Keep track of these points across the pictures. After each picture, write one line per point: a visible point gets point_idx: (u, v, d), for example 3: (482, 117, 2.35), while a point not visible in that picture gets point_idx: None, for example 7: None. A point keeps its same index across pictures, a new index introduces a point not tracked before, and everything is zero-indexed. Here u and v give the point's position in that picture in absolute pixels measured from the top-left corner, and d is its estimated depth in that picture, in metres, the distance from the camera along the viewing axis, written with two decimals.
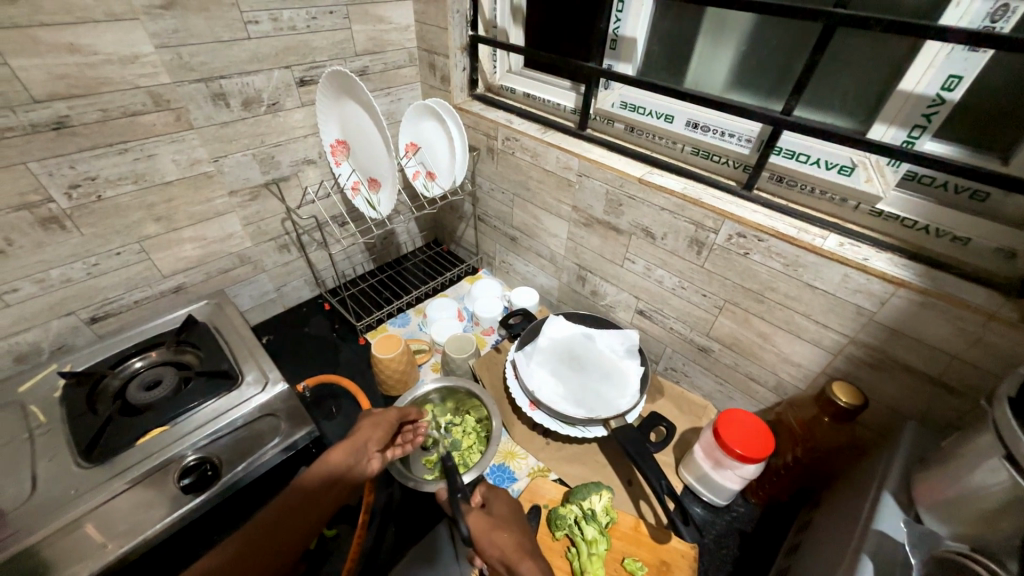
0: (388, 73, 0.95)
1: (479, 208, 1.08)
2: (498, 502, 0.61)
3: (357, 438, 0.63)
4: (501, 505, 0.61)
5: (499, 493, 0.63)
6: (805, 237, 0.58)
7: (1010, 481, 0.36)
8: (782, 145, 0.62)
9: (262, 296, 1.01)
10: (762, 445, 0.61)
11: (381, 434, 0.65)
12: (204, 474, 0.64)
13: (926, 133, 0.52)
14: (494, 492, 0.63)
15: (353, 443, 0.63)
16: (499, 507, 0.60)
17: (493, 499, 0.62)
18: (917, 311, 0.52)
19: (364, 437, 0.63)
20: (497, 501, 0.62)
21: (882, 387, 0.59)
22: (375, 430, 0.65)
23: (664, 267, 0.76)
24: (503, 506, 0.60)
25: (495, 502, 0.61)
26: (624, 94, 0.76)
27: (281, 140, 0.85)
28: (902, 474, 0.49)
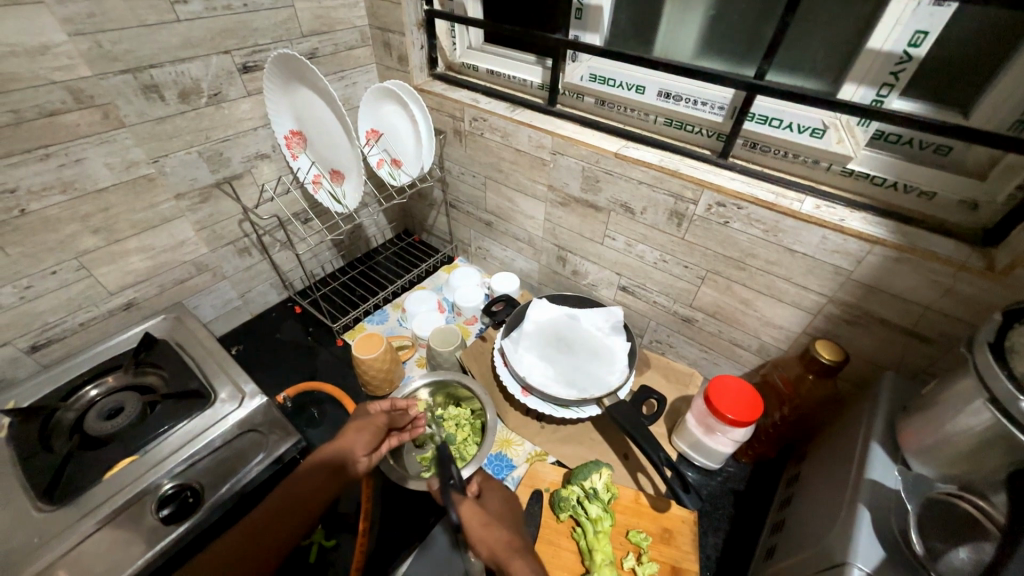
0: (340, 55, 0.88)
1: (450, 193, 1.04)
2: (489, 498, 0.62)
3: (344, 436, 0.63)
4: (492, 501, 0.61)
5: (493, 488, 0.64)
6: (783, 201, 0.58)
7: (992, 421, 0.38)
8: (755, 111, 0.61)
9: (225, 305, 0.94)
10: (752, 409, 0.63)
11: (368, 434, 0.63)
12: (185, 502, 0.59)
13: (894, 91, 0.53)
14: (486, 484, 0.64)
15: (348, 440, 0.62)
16: (491, 501, 0.61)
17: (486, 495, 0.62)
18: (892, 267, 0.54)
19: (353, 434, 0.63)
20: (489, 495, 0.62)
21: (859, 341, 0.62)
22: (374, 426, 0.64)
23: (645, 242, 0.76)
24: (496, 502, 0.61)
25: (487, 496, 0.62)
26: (593, 66, 0.74)
27: (229, 134, 0.78)
28: (886, 422, 0.52)
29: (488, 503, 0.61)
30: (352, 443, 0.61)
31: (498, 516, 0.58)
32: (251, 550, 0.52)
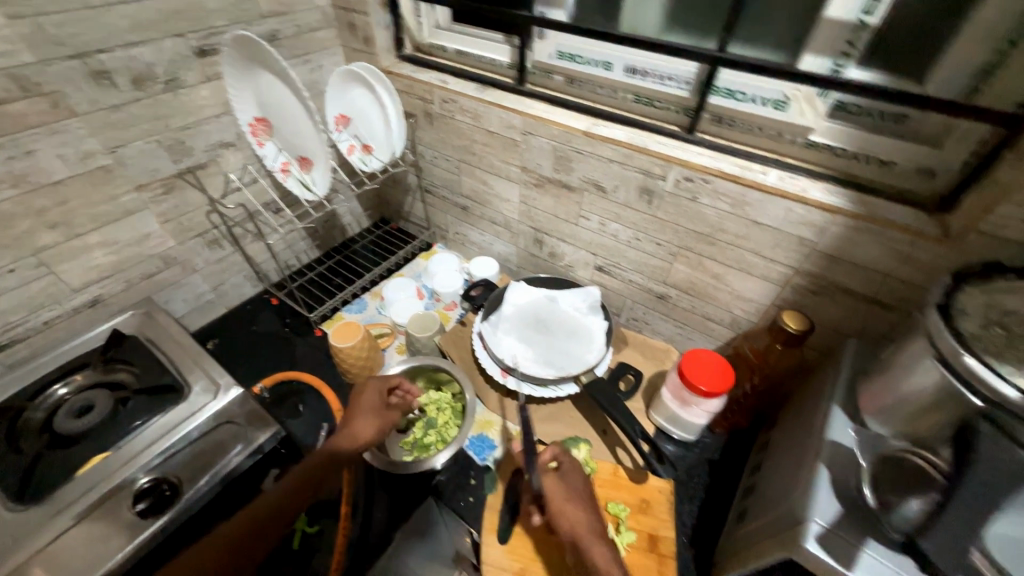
0: (303, 37, 0.85)
1: (424, 178, 1.03)
2: (574, 473, 0.61)
3: (361, 432, 0.64)
4: (576, 478, 0.61)
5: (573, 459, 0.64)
6: (748, 174, 0.59)
7: (940, 379, 0.40)
8: (720, 84, 0.62)
9: (198, 299, 0.92)
10: (724, 379, 0.65)
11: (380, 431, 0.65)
12: (162, 495, 0.58)
13: (851, 60, 0.54)
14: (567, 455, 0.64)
15: (359, 433, 0.64)
16: (574, 476, 0.61)
17: (571, 470, 0.62)
18: (852, 236, 0.55)
19: (372, 433, 0.64)
20: (570, 469, 0.62)
21: (824, 310, 0.63)
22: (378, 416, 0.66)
23: (618, 221, 0.76)
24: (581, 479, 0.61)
25: (569, 470, 0.62)
26: (561, 43, 0.73)
27: (189, 122, 0.75)
28: (847, 386, 0.53)
29: (571, 479, 0.61)
30: (362, 435, 0.64)
31: (582, 497, 0.59)
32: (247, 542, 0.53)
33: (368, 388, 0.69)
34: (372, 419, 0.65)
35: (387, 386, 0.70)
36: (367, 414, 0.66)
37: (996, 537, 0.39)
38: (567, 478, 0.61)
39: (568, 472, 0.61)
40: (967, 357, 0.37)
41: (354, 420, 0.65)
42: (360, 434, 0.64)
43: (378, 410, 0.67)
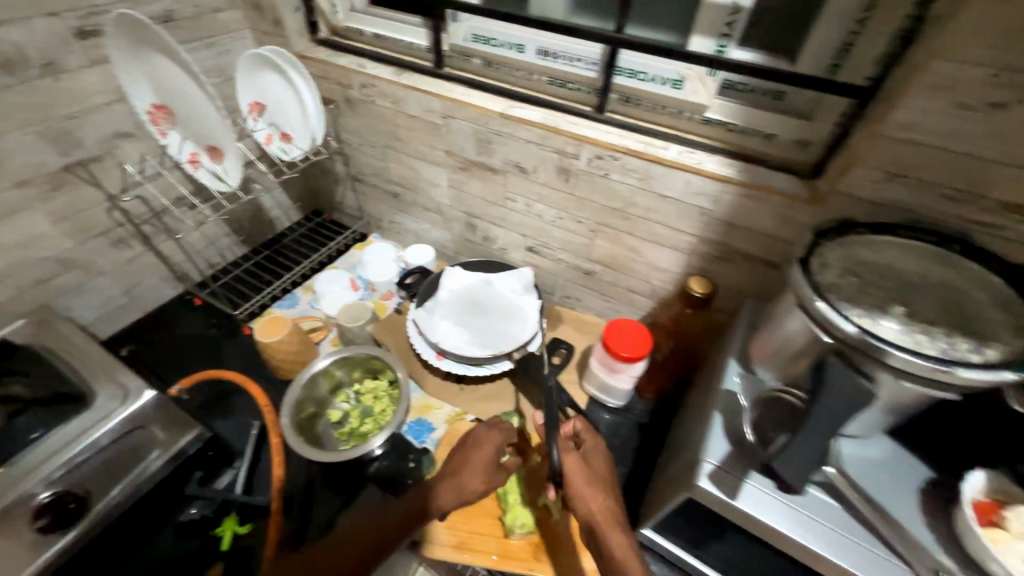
0: (204, 18, 0.80)
1: (352, 167, 1.01)
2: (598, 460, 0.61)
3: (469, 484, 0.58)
4: (597, 458, 0.61)
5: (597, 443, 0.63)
6: (650, 149, 0.63)
7: (805, 325, 0.45)
8: (623, 65, 0.65)
9: (107, 303, 0.86)
10: (644, 344, 0.69)
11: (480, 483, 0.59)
12: (66, 508, 0.55)
13: (732, 41, 0.58)
14: (589, 437, 0.63)
15: (465, 489, 0.58)
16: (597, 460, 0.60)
17: (598, 453, 0.61)
18: (742, 204, 0.60)
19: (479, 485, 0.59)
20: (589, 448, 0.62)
21: (726, 274, 0.69)
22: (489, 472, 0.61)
23: (542, 201, 0.78)
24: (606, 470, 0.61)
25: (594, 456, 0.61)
26: (475, 26, 0.74)
27: (76, 111, 0.69)
28: (743, 340, 0.58)
29: (593, 461, 0.60)
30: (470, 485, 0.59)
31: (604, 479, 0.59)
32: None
33: (487, 441, 0.64)
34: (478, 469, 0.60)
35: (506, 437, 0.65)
36: (472, 466, 0.60)
37: (848, 456, 0.45)
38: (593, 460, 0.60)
39: (591, 456, 0.61)
40: (820, 302, 0.42)
41: (470, 463, 0.62)
42: (470, 485, 0.58)
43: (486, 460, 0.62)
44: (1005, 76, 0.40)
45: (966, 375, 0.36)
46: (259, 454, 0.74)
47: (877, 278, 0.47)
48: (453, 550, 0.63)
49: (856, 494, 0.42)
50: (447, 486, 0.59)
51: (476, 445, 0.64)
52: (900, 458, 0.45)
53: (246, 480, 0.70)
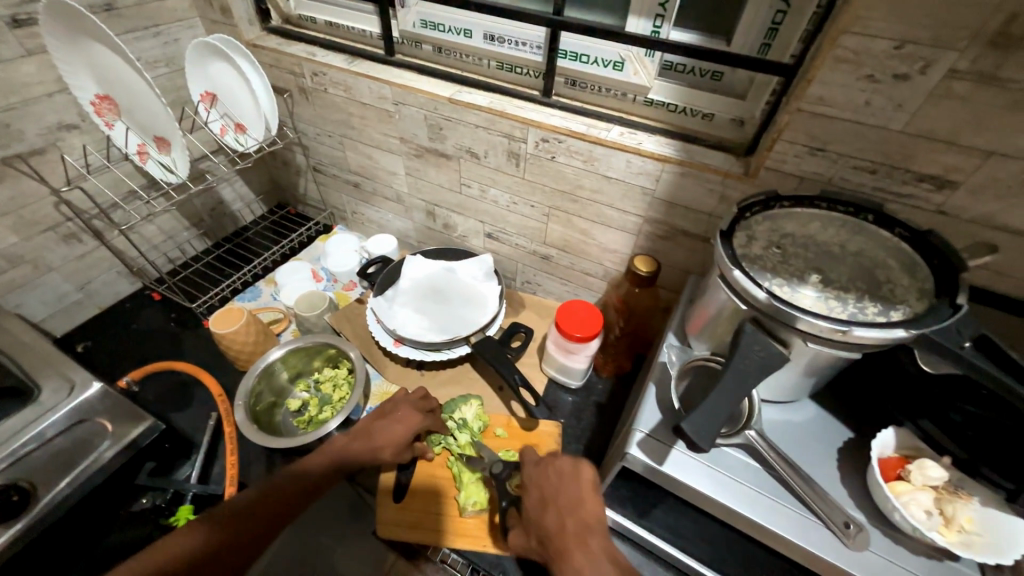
0: (148, 7, 0.79)
1: (312, 157, 1.00)
2: (569, 487, 0.50)
3: (380, 436, 0.61)
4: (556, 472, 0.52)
5: (569, 467, 0.52)
6: (593, 131, 0.64)
7: (727, 296, 0.46)
8: (566, 48, 0.65)
9: (60, 299, 0.85)
10: (594, 324, 0.70)
11: (392, 437, 0.62)
12: (8, 500, 0.53)
13: (666, 22, 0.59)
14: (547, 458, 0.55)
15: (378, 446, 0.61)
16: (564, 491, 0.50)
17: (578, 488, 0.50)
18: (681, 182, 0.61)
19: (387, 440, 0.61)
20: (548, 481, 0.52)
21: (673, 254, 0.70)
22: (405, 437, 0.63)
23: (495, 186, 0.79)
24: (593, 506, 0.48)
25: (553, 484, 0.51)
26: (422, 12, 0.73)
27: (12, 102, 0.68)
28: (683, 315, 0.60)
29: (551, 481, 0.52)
30: (387, 445, 0.61)
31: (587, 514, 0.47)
32: (297, 509, 0.52)
33: (403, 402, 0.67)
34: (390, 425, 0.63)
35: (421, 401, 0.68)
36: (387, 420, 0.63)
37: (771, 420, 0.48)
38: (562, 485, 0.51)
39: (547, 481, 0.52)
40: (736, 271, 0.43)
41: (391, 423, 0.63)
42: (382, 437, 0.61)
43: (405, 420, 0.64)
44: (907, 47, 0.41)
45: (860, 334, 0.38)
46: (216, 443, 0.75)
47: (799, 249, 0.48)
48: (410, 530, 0.64)
49: (775, 455, 0.44)
50: (361, 442, 0.60)
51: (392, 412, 0.65)
52: (821, 421, 0.48)
53: (201, 470, 0.70)
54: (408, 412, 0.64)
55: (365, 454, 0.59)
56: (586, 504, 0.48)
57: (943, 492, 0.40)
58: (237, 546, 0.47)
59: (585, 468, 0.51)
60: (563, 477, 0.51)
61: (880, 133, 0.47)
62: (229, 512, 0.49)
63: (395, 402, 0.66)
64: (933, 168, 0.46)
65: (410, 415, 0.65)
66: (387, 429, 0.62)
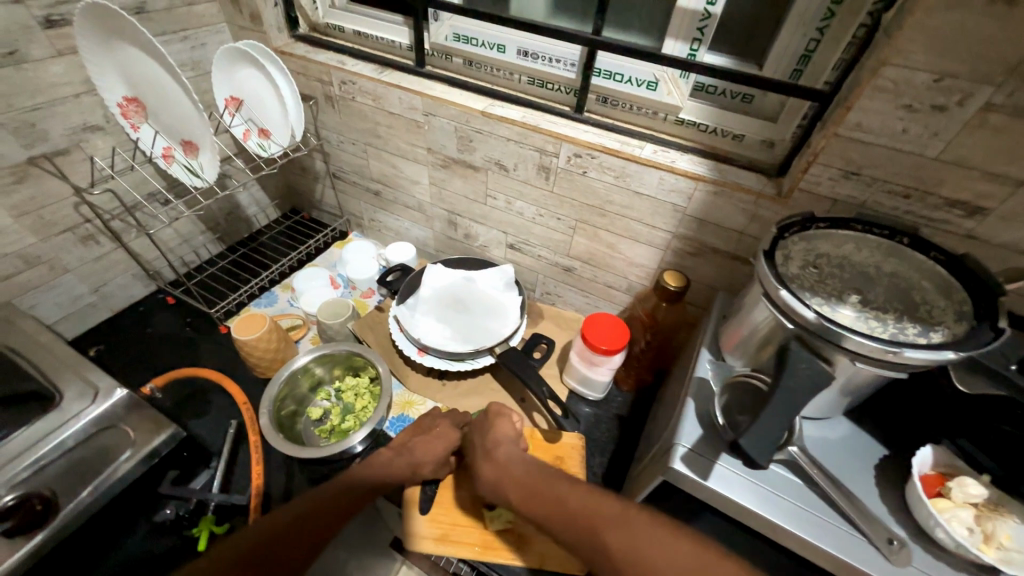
0: (178, 11, 0.79)
1: (332, 164, 1.00)
2: (490, 425, 0.65)
3: (419, 450, 0.64)
4: (502, 427, 0.64)
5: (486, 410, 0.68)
6: (626, 148, 0.65)
7: (770, 314, 0.47)
8: (600, 67, 0.67)
9: (74, 301, 0.83)
10: (622, 337, 0.71)
11: (433, 451, 0.64)
12: (32, 510, 0.52)
13: (703, 45, 0.61)
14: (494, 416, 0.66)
15: (418, 459, 0.63)
16: (485, 431, 0.64)
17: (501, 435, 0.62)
18: (713, 201, 0.63)
19: (425, 455, 0.64)
20: (482, 433, 0.64)
21: (700, 270, 0.72)
22: (445, 452, 0.65)
23: (522, 199, 0.80)
24: (505, 427, 0.64)
25: (476, 427, 0.66)
26: (456, 25, 0.74)
27: (40, 102, 0.67)
28: (714, 331, 0.61)
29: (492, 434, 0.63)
30: (427, 460, 0.63)
31: (497, 438, 0.62)
32: (342, 516, 0.52)
33: (443, 420, 0.69)
34: (435, 441, 0.65)
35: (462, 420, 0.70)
36: (431, 436, 0.66)
37: (809, 436, 0.49)
38: (483, 424, 0.65)
39: (477, 427, 0.66)
40: (783, 291, 0.45)
41: (430, 437, 0.65)
42: (425, 453, 0.64)
43: (447, 437, 0.66)
44: (947, 80, 0.43)
45: (910, 355, 0.39)
46: (237, 452, 0.73)
47: (836, 269, 0.50)
48: (437, 543, 0.62)
49: (817, 471, 0.45)
50: (402, 457, 0.62)
51: (431, 427, 0.68)
52: (855, 437, 0.49)
53: (223, 479, 0.69)
54: (447, 427, 0.66)
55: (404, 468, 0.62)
56: (501, 445, 0.61)
57: (982, 509, 0.42)
58: (302, 539, 0.48)
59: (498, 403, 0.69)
60: (482, 418, 0.67)
61: (916, 160, 0.49)
62: (284, 519, 0.49)
63: (435, 418, 0.69)
64: (964, 194, 0.48)
65: (449, 430, 0.67)
66: (431, 445, 0.65)
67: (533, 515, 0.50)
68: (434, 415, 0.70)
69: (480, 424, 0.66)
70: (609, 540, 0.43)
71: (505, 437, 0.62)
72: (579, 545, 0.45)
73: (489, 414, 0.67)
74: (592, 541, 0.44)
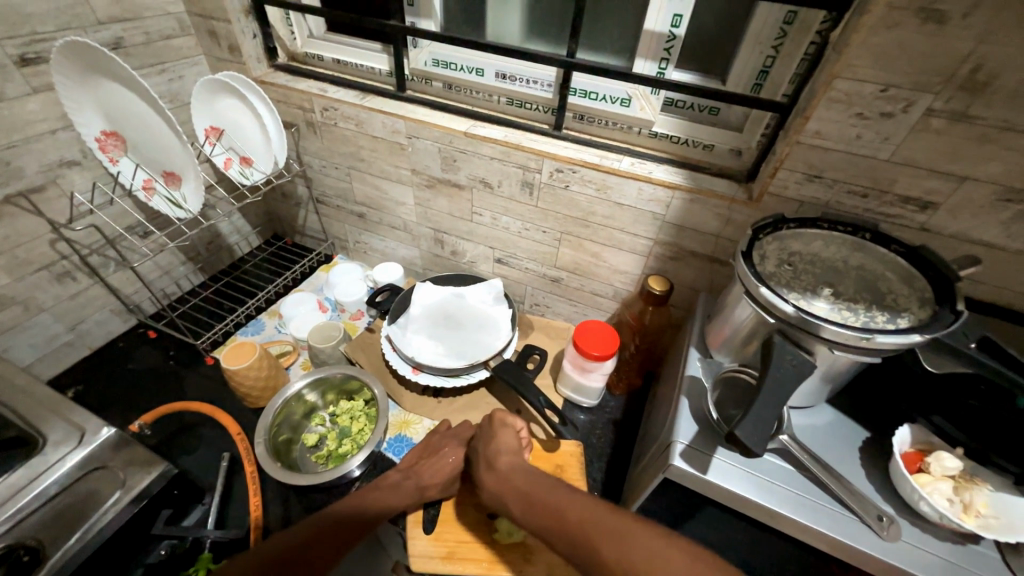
0: (155, 45, 0.79)
1: (316, 189, 1.01)
2: (493, 435, 0.65)
3: (423, 471, 0.64)
4: (506, 437, 0.64)
5: (488, 419, 0.68)
6: (606, 162, 0.68)
7: (752, 310, 0.50)
8: (576, 86, 0.71)
9: (50, 342, 0.80)
10: (613, 342, 0.73)
11: (439, 471, 0.64)
12: (18, 561, 0.51)
13: (670, 64, 0.65)
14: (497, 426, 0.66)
15: (425, 481, 0.63)
16: (487, 441, 0.64)
17: (503, 444, 0.63)
18: (690, 208, 0.66)
19: (431, 476, 0.63)
20: (484, 442, 0.64)
21: (682, 273, 0.75)
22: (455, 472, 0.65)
23: (508, 214, 0.82)
24: (507, 438, 0.64)
25: (480, 439, 0.65)
26: (434, 51, 0.77)
27: (15, 140, 0.66)
28: (700, 331, 0.64)
29: (493, 444, 0.63)
30: (434, 482, 0.63)
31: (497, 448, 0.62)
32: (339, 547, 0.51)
33: (445, 438, 0.69)
34: (440, 458, 0.65)
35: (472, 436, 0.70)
36: (438, 453, 0.66)
37: (798, 425, 0.52)
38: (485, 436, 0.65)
39: (480, 437, 0.66)
40: (763, 288, 0.47)
41: (438, 459, 0.65)
42: (433, 472, 0.64)
43: (455, 454, 0.66)
44: (892, 90, 0.48)
45: (881, 340, 0.43)
46: (230, 486, 0.71)
47: (808, 265, 0.53)
48: (444, 562, 0.62)
49: (808, 457, 0.47)
50: (411, 480, 0.62)
51: (439, 448, 0.67)
52: (839, 423, 0.52)
53: (218, 514, 0.68)
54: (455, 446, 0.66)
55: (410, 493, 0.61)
56: (504, 454, 0.61)
57: (961, 481, 0.45)
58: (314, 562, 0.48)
59: (500, 413, 0.69)
60: (485, 428, 0.67)
61: (871, 162, 0.53)
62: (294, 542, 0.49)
63: (442, 437, 0.69)
64: (915, 191, 0.53)
65: (458, 448, 0.66)
66: (437, 464, 0.65)
67: (534, 525, 0.50)
68: (442, 433, 0.70)
69: (483, 433, 0.66)
70: (604, 549, 0.43)
71: (508, 446, 0.62)
72: (573, 551, 0.45)
73: (491, 424, 0.67)
74: (586, 548, 0.44)
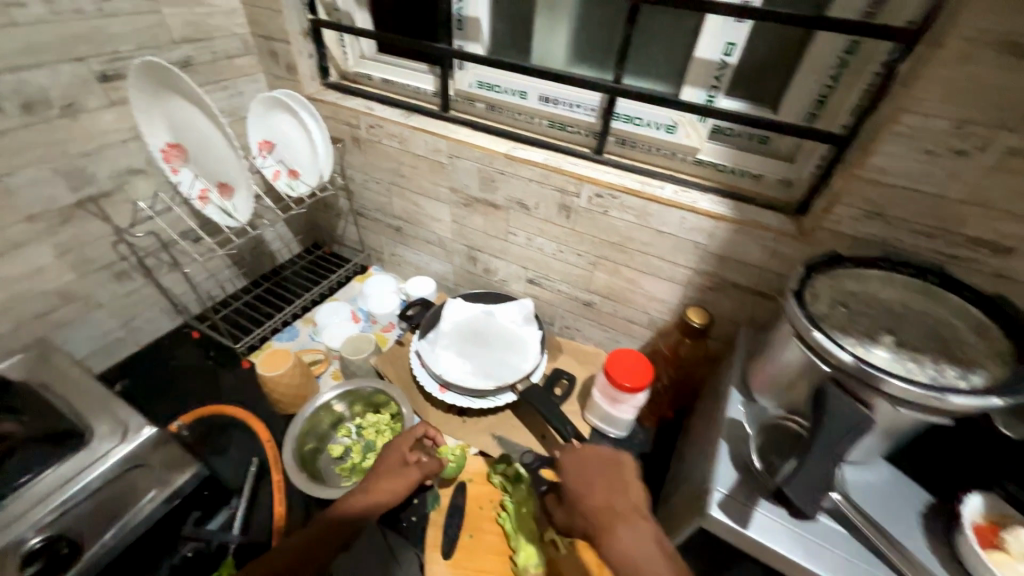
0: (220, 63, 0.84)
1: (356, 202, 1.03)
2: (624, 484, 0.56)
3: (375, 479, 0.62)
4: (636, 490, 0.56)
5: (619, 458, 0.60)
6: (648, 189, 0.67)
7: (802, 354, 0.47)
8: (620, 111, 0.70)
9: (104, 337, 0.85)
10: (645, 375, 0.70)
11: (388, 475, 0.62)
12: (58, 553, 0.53)
13: (720, 91, 0.63)
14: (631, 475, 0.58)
15: (378, 486, 0.60)
16: (618, 489, 0.56)
17: (631, 496, 0.55)
18: (735, 239, 0.64)
19: (382, 481, 0.61)
20: (613, 486, 0.56)
21: (722, 306, 0.72)
22: (403, 457, 0.65)
23: (543, 235, 0.81)
24: (638, 493, 0.56)
25: (608, 479, 0.57)
26: (479, 74, 0.78)
27: (91, 148, 0.71)
28: (741, 369, 0.61)
29: (625, 493, 0.55)
30: (387, 484, 0.61)
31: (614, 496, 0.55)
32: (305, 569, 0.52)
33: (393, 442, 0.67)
34: (384, 462, 0.64)
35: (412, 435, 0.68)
36: (383, 458, 0.65)
37: (851, 482, 0.48)
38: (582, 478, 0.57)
39: (608, 480, 0.57)
40: (815, 332, 0.45)
41: (382, 464, 0.64)
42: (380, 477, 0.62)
43: (394, 456, 0.65)
44: (967, 127, 0.44)
45: (954, 400, 0.39)
46: (257, 492, 0.72)
47: (865, 308, 0.50)
48: None
49: (863, 519, 0.43)
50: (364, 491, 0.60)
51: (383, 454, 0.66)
52: (898, 482, 0.48)
53: (243, 520, 0.69)
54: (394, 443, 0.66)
55: (372, 498, 0.59)
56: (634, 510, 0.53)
57: None
58: None
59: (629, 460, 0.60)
60: (614, 470, 0.58)
61: (939, 201, 0.49)
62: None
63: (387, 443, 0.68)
64: (989, 234, 0.49)
65: (399, 441, 0.67)
66: (385, 468, 0.63)
67: None
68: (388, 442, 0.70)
69: (609, 477, 0.58)
70: None
71: (637, 502, 0.55)
72: None
73: (619, 467, 0.58)
74: None
